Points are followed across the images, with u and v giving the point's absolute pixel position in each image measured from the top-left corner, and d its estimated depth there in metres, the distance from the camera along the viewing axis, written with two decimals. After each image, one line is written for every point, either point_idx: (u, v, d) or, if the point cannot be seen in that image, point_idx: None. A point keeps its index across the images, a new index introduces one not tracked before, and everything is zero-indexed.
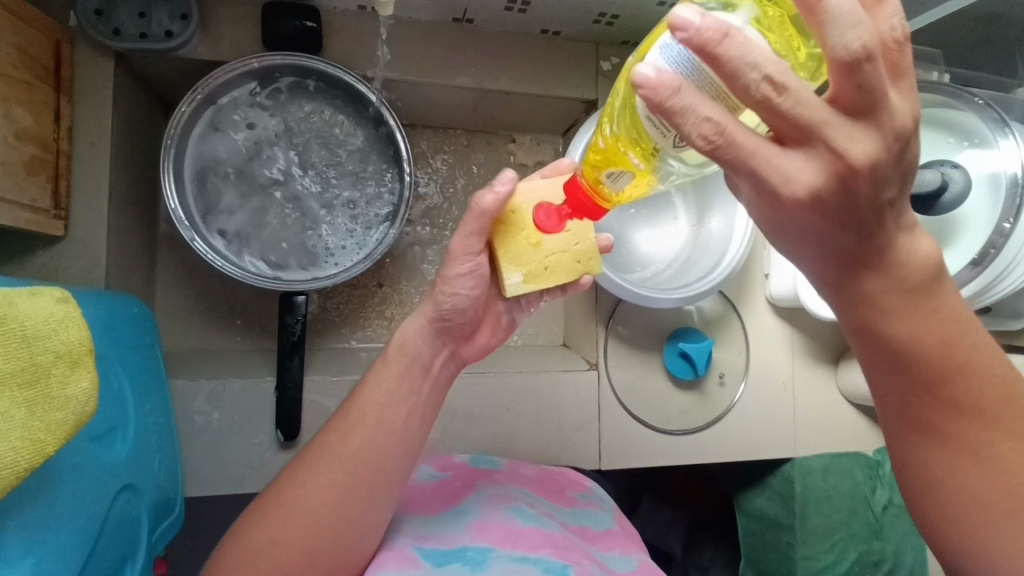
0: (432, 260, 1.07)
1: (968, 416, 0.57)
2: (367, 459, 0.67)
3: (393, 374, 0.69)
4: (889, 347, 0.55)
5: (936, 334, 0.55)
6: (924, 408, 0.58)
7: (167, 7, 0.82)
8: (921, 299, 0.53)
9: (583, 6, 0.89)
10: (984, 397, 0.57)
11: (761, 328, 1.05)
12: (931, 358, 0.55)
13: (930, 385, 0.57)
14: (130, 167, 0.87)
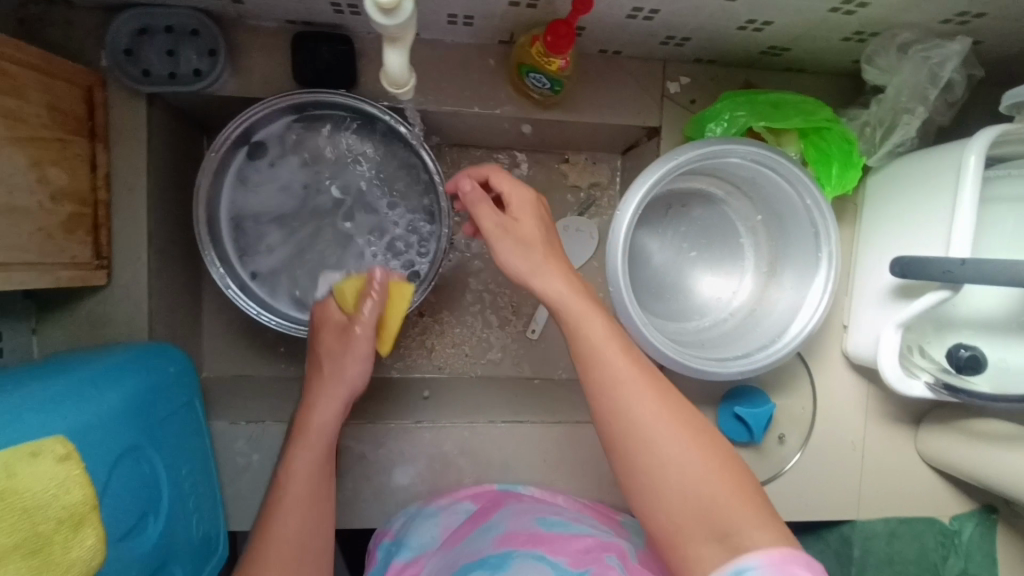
0: (475, 289, 1.03)
1: (671, 445, 0.58)
2: (305, 486, 0.69)
3: (327, 408, 0.72)
4: (598, 392, 0.62)
5: (645, 379, 0.62)
6: (638, 422, 0.59)
7: (194, 43, 0.77)
8: (584, 309, 0.65)
9: (647, 31, 0.77)
10: (678, 429, 0.59)
11: (832, 384, 0.95)
12: (619, 358, 0.62)
13: (622, 394, 0.61)
14: (170, 203, 0.87)
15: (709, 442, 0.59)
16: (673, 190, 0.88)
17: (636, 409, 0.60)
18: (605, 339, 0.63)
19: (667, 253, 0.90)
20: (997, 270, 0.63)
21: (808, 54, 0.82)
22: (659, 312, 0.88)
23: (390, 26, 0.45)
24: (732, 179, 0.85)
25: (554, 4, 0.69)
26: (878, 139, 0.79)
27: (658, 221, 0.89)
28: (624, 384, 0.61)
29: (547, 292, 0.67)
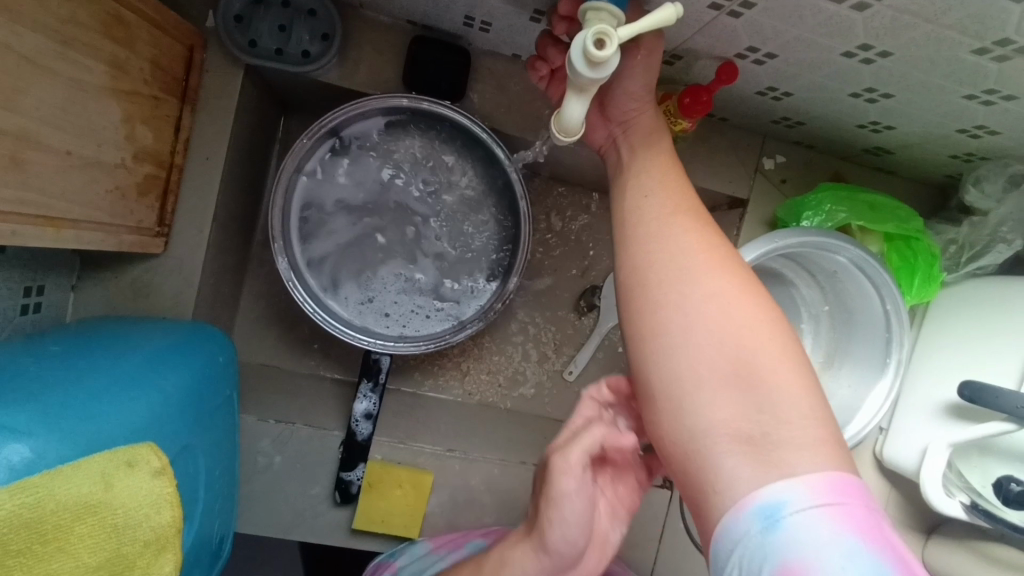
0: (521, 319, 1.00)
1: (707, 269, 0.50)
2: None
3: None
4: (640, 241, 0.54)
5: (700, 232, 0.52)
6: (673, 245, 0.52)
7: (310, 24, 0.74)
8: (652, 151, 0.60)
9: (767, 108, 0.76)
10: (722, 260, 0.51)
11: None
12: (671, 201, 0.55)
13: (663, 248, 0.52)
14: (240, 179, 0.82)
15: (766, 323, 0.48)
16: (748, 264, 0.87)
17: (682, 266, 0.51)
18: (669, 206, 0.55)
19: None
20: None
21: (908, 161, 0.82)
22: None
23: (588, 79, 0.43)
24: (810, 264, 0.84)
25: (693, 66, 0.68)
26: (963, 260, 0.79)
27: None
28: (670, 237, 0.53)
29: (640, 130, 0.61)
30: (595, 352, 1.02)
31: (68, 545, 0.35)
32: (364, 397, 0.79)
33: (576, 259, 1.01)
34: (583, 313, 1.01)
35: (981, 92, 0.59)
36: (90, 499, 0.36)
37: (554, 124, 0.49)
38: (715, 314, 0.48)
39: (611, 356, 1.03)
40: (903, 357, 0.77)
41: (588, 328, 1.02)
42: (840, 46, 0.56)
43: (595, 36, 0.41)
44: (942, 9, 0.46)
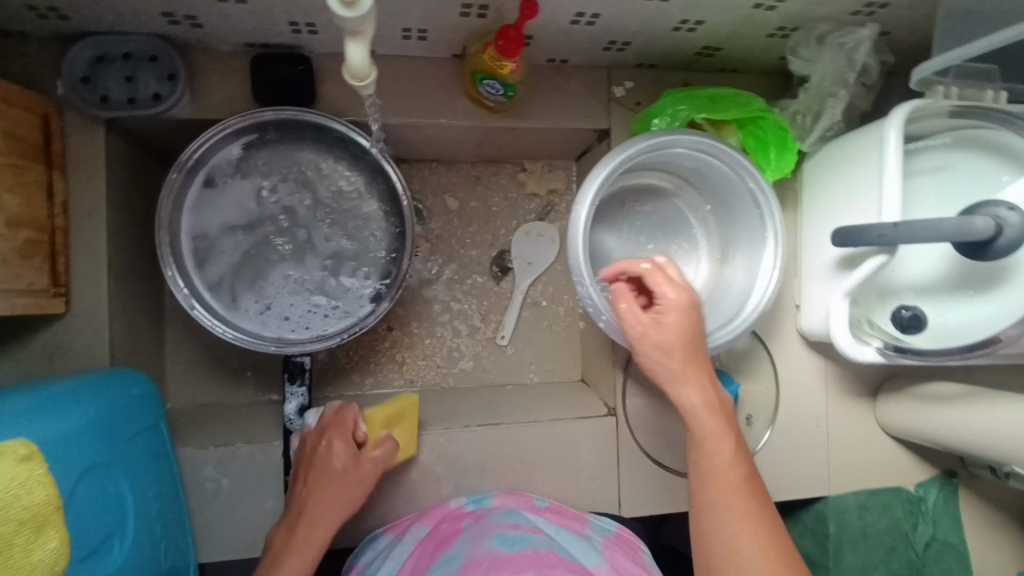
0: (442, 300, 1.04)
1: (731, 514, 0.64)
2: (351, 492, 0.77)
3: (331, 504, 0.76)
4: (697, 460, 0.68)
5: (733, 451, 0.68)
6: (708, 464, 0.67)
7: (153, 68, 0.78)
8: (704, 399, 0.70)
9: (591, 36, 0.81)
10: (744, 507, 0.64)
11: (790, 361, 0.99)
12: (722, 442, 0.68)
13: (707, 491, 0.66)
14: (129, 230, 0.86)
15: (777, 544, 0.62)
16: (625, 185, 0.91)
17: (721, 516, 0.64)
18: (702, 406, 0.70)
19: (625, 247, 0.93)
20: (929, 226, 0.69)
21: (739, 55, 0.88)
22: None
23: (352, 19, 0.48)
24: (680, 167, 0.89)
25: (502, 12, 0.73)
26: (809, 125, 0.85)
27: (613, 215, 0.92)
28: (717, 483, 0.66)
29: (663, 376, 0.71)
30: (520, 312, 1.06)
31: None
32: (295, 395, 0.83)
33: (479, 230, 1.05)
34: (500, 278, 1.06)
35: None
36: None
37: (349, 74, 0.54)
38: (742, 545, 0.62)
39: (536, 311, 1.07)
40: (777, 227, 0.81)
41: (509, 290, 1.06)
42: None
43: None
44: None
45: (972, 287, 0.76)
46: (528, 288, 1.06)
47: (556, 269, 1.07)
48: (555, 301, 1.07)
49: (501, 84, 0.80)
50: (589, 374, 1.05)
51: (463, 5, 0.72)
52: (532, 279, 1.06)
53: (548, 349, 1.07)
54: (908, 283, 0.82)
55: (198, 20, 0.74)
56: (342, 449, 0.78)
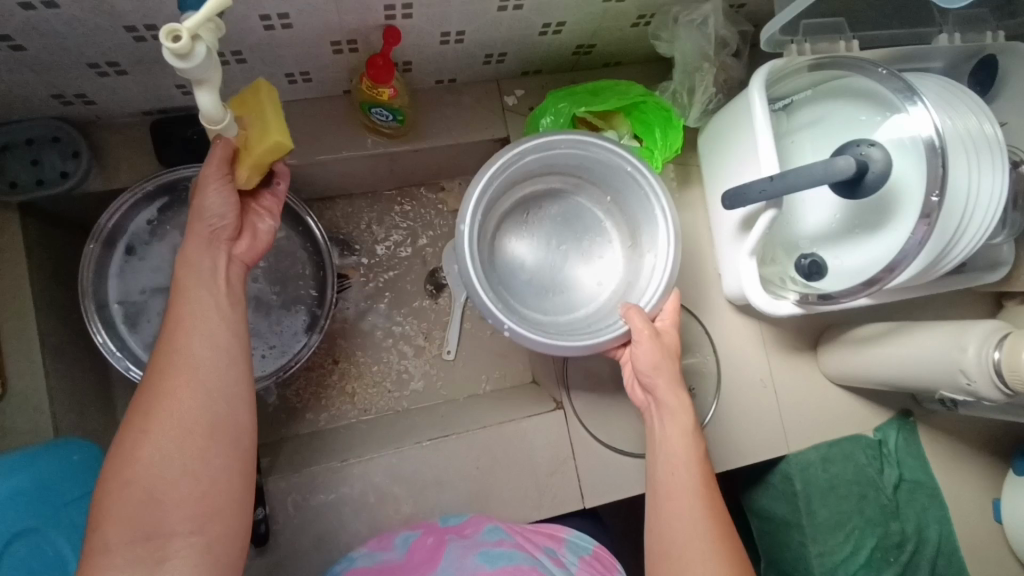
0: (383, 326, 1.06)
1: (705, 518, 0.70)
2: (207, 352, 0.62)
3: (196, 337, 0.62)
4: (661, 475, 0.75)
5: (700, 478, 0.73)
6: (675, 483, 0.73)
7: (57, 148, 0.83)
8: (681, 423, 0.76)
9: (466, 52, 0.86)
10: (702, 526, 0.70)
11: (728, 329, 1.00)
12: (693, 466, 0.74)
13: (675, 502, 0.72)
14: (60, 305, 0.89)
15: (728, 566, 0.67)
16: (525, 194, 0.94)
17: (677, 531, 0.70)
18: (677, 434, 0.76)
19: (538, 252, 0.95)
20: (800, 173, 0.71)
21: (614, 49, 0.92)
22: (544, 305, 0.91)
23: (187, 68, 0.52)
24: (571, 167, 0.92)
25: (371, 43, 0.78)
26: (688, 101, 0.89)
27: (520, 223, 0.95)
28: (681, 498, 0.72)
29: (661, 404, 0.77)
30: (462, 325, 1.08)
31: None
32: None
33: (409, 253, 1.08)
34: (436, 295, 1.08)
35: None
36: None
37: (206, 119, 0.58)
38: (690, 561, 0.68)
39: (478, 322, 1.09)
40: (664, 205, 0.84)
41: (447, 306, 1.08)
42: None
43: (169, 35, 0.50)
44: None
45: (862, 226, 0.78)
46: (466, 301, 1.09)
47: None
48: None
49: (388, 111, 0.84)
50: (538, 374, 1.06)
51: (332, 42, 0.77)
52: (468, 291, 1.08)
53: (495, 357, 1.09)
54: (807, 229, 0.84)
55: (87, 96, 0.79)
56: (217, 167, 0.66)
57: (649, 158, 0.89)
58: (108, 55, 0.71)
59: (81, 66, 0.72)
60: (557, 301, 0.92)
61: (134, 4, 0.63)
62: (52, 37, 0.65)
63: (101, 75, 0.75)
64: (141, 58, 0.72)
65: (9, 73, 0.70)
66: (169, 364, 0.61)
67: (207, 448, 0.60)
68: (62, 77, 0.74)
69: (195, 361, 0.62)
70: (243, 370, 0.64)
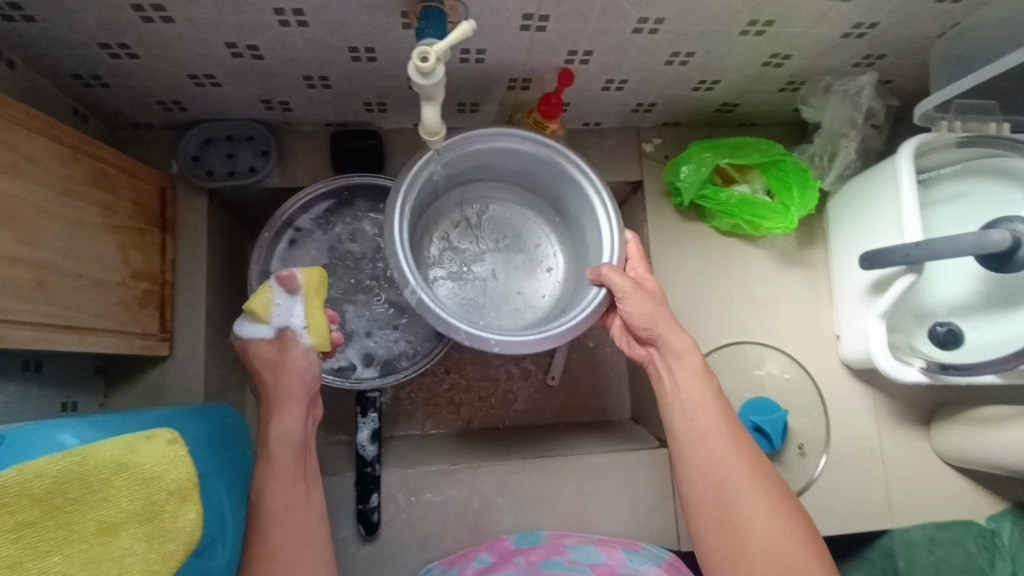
0: (496, 344, 1.10)
1: (743, 466, 0.71)
2: (290, 471, 0.71)
3: (286, 463, 0.72)
4: (682, 429, 0.75)
5: (720, 418, 0.74)
6: (701, 436, 0.73)
7: (250, 146, 0.94)
8: (697, 368, 0.76)
9: (621, 99, 0.93)
10: (747, 471, 0.70)
11: (839, 391, 1.00)
12: (713, 420, 0.74)
13: (708, 446, 0.72)
14: (222, 285, 0.98)
15: (791, 515, 0.68)
16: (462, 199, 0.95)
17: (722, 480, 0.70)
18: (693, 392, 0.75)
19: (479, 259, 0.94)
20: (950, 243, 0.73)
21: (756, 109, 0.98)
22: (489, 307, 0.91)
23: (427, 85, 0.60)
24: (520, 175, 0.93)
25: (543, 82, 0.86)
26: (827, 165, 0.93)
27: (428, 226, 0.93)
28: (713, 447, 0.72)
29: (676, 349, 0.77)
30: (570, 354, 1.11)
31: (110, 494, 0.45)
32: (367, 422, 0.92)
33: None
34: None
35: (748, 26, 0.75)
36: (120, 458, 0.47)
37: (423, 132, 0.66)
38: (742, 514, 0.68)
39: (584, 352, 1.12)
40: (593, 183, 0.83)
41: None
42: (627, 26, 0.74)
43: (419, 56, 0.59)
44: None
45: (1001, 303, 0.79)
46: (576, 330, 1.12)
47: None
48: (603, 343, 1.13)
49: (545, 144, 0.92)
50: (639, 412, 1.08)
51: (510, 78, 0.85)
52: None
53: (597, 389, 1.11)
54: (941, 301, 0.85)
55: (288, 104, 0.90)
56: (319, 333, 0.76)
57: (785, 214, 0.92)
58: (323, 70, 0.81)
59: (297, 77, 0.82)
60: (515, 296, 0.92)
61: (365, 31, 0.72)
62: (287, 50, 0.76)
63: (308, 87, 0.85)
64: (348, 75, 0.82)
65: (239, 78, 0.81)
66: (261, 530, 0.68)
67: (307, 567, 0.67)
68: (277, 85, 0.84)
69: (272, 531, 0.68)
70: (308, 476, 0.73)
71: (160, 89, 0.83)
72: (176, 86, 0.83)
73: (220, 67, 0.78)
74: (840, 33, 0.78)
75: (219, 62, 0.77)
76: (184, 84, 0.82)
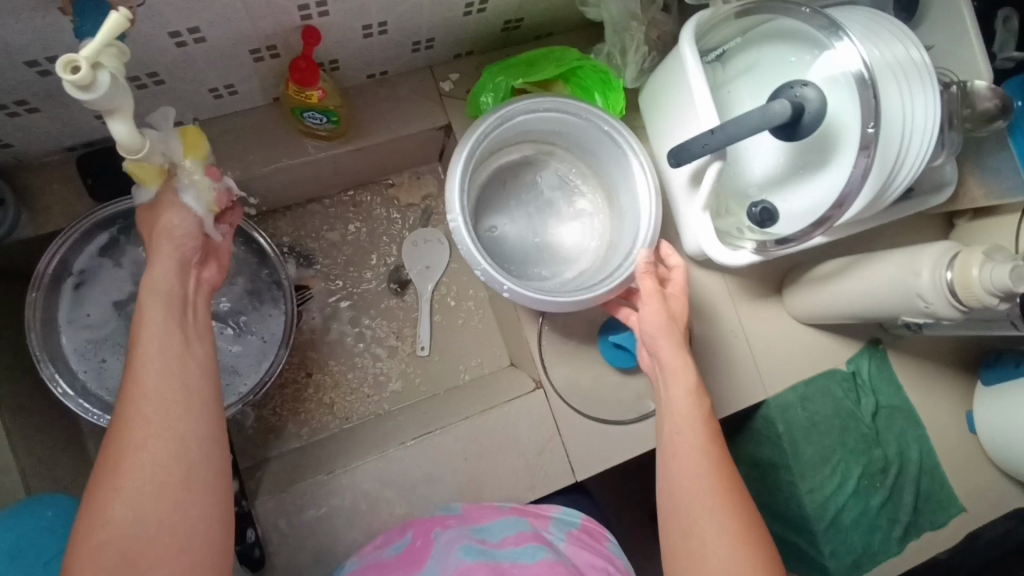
0: (353, 331, 1.04)
1: (715, 499, 0.66)
2: (172, 386, 0.60)
3: (155, 329, 0.62)
4: (668, 435, 0.72)
5: (700, 430, 0.71)
6: (677, 441, 0.71)
7: None
8: (684, 374, 0.74)
9: (393, 43, 0.84)
10: (716, 487, 0.67)
11: (695, 285, 1.01)
12: (694, 429, 0.71)
13: (681, 454, 0.70)
14: (12, 360, 0.86)
15: (745, 539, 0.64)
16: (499, 164, 0.95)
17: (686, 493, 0.68)
18: (679, 396, 0.73)
19: (519, 225, 0.96)
20: (741, 122, 0.71)
21: (542, 18, 0.91)
22: (555, 267, 0.93)
23: (92, 99, 0.50)
24: (549, 133, 0.93)
25: (291, 45, 0.76)
26: (625, 62, 0.89)
27: (501, 197, 0.96)
28: (684, 459, 0.70)
29: (669, 360, 0.75)
30: (432, 319, 1.07)
31: None
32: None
33: (369, 255, 1.06)
34: (402, 293, 1.07)
35: None
36: None
37: (123, 149, 0.56)
38: (698, 530, 0.66)
39: (448, 313, 1.08)
40: (643, 156, 0.85)
41: (414, 302, 1.07)
42: None
43: (67, 66, 0.48)
44: None
45: (803, 169, 0.79)
46: (433, 294, 1.07)
47: (454, 269, 1.09)
48: (464, 298, 1.09)
49: (321, 113, 0.82)
50: (515, 357, 1.06)
51: (250, 50, 0.74)
52: (433, 284, 1.07)
53: (470, 346, 1.08)
54: (754, 178, 0.84)
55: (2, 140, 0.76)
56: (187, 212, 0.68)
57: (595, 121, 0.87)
58: (14, 94, 0.67)
59: None
60: (567, 261, 0.94)
61: (30, 38, 0.59)
62: None
63: (11, 116, 0.71)
64: (50, 92, 0.69)
65: None
66: (132, 393, 0.59)
67: (184, 490, 0.57)
68: None
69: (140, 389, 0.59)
70: (207, 405, 0.61)
71: None
72: None
73: None
74: None
75: None
76: None
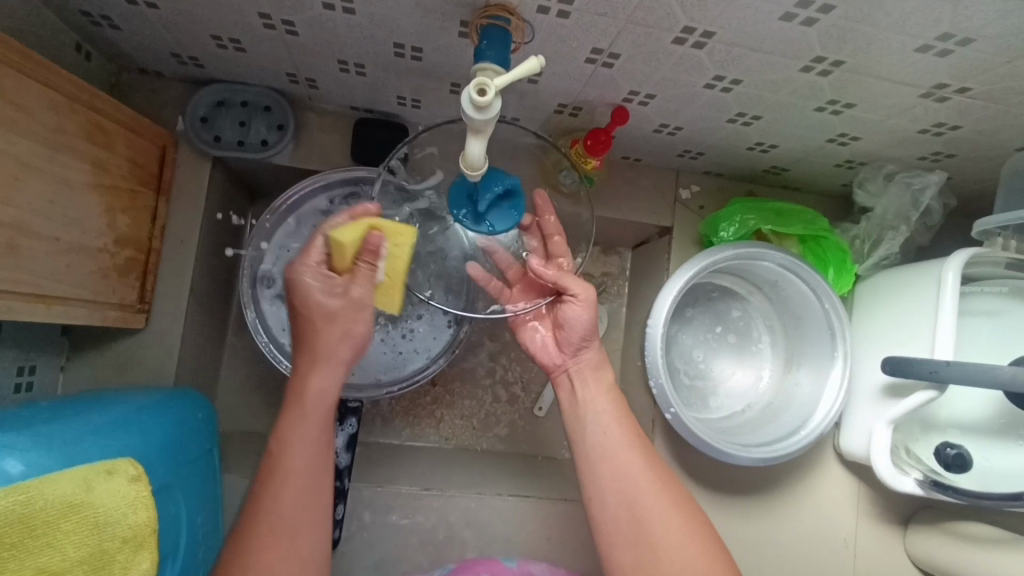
0: (488, 364, 1.06)
1: (675, 513, 0.71)
2: (307, 452, 0.66)
3: (307, 413, 0.67)
4: (606, 469, 0.74)
5: (636, 452, 0.75)
6: (625, 475, 0.73)
7: (266, 117, 0.86)
8: (610, 392, 0.80)
9: (669, 144, 0.87)
10: (672, 503, 0.72)
11: (829, 479, 0.98)
12: (626, 437, 0.76)
13: (628, 473, 0.73)
14: (212, 258, 0.91)
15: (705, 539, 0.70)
16: (703, 283, 0.96)
17: (653, 504, 0.71)
18: (600, 388, 0.80)
19: (695, 346, 0.96)
20: (985, 370, 0.70)
21: (805, 176, 0.92)
22: (711, 404, 0.93)
23: (478, 120, 0.53)
24: (765, 281, 0.94)
25: (594, 114, 0.80)
26: (866, 250, 0.89)
27: (689, 313, 0.96)
28: (636, 486, 0.72)
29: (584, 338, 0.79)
30: None
31: (55, 541, 0.40)
32: (346, 427, 0.87)
33: None
34: None
35: (826, 103, 0.70)
36: (74, 498, 0.41)
37: (463, 161, 0.60)
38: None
39: None
40: (848, 349, 0.85)
41: None
42: (699, 79, 0.67)
43: (477, 87, 0.52)
44: (759, 39, 0.58)
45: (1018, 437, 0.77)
46: None
47: None
48: None
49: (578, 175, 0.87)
50: None
51: (559, 104, 0.78)
52: None
53: None
54: (953, 416, 0.83)
55: (316, 81, 0.82)
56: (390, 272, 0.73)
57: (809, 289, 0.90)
58: (361, 58, 0.73)
59: (331, 59, 0.74)
60: (723, 402, 0.93)
61: (417, 30, 0.65)
62: (326, 31, 0.68)
63: (342, 70, 0.77)
64: (386, 68, 0.75)
65: (266, 47, 0.73)
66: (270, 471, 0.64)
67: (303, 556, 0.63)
68: (308, 62, 0.76)
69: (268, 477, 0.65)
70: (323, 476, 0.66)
71: (177, 43, 0.75)
72: (195, 43, 0.74)
73: (249, 34, 0.70)
74: (918, 127, 0.73)
75: (247, 29, 0.69)
76: (206, 44, 0.74)
